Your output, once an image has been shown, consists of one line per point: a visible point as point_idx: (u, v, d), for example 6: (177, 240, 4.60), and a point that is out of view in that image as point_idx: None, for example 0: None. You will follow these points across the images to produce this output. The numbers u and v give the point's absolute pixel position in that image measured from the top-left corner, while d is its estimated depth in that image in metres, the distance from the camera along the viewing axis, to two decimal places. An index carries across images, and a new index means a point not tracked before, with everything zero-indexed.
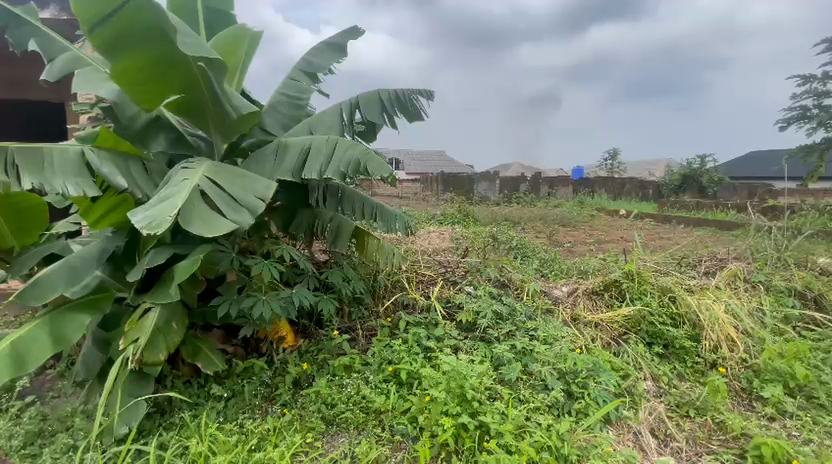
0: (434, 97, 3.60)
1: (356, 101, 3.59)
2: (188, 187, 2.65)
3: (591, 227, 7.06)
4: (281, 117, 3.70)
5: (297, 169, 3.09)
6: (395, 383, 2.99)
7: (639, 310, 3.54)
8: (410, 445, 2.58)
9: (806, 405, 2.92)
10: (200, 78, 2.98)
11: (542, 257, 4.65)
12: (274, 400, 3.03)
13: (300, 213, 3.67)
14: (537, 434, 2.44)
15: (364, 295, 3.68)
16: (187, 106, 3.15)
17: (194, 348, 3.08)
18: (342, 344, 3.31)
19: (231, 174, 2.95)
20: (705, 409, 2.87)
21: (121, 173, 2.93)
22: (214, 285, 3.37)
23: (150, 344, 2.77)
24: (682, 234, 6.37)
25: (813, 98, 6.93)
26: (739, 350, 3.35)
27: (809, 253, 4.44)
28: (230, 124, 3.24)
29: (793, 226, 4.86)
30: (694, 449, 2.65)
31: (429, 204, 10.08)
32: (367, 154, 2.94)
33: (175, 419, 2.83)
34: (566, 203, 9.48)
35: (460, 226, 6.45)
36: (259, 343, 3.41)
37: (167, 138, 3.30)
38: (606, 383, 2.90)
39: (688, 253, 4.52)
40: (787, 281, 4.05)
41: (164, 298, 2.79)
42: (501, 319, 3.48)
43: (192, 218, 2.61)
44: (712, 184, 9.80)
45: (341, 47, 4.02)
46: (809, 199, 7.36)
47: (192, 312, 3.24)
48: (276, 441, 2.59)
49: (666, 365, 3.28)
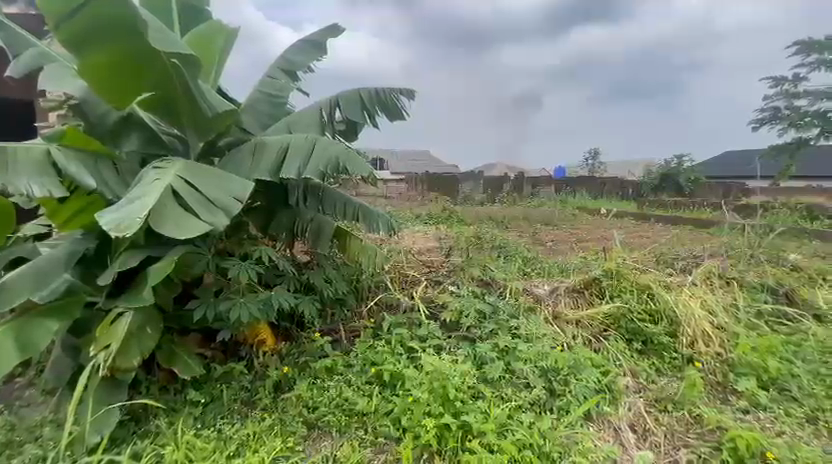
0: (415, 96, 3.56)
1: (336, 100, 3.55)
2: (159, 187, 2.57)
3: (573, 226, 7.13)
4: (260, 116, 3.65)
5: (275, 169, 3.03)
6: (379, 385, 2.95)
7: (618, 307, 3.59)
8: (393, 447, 2.55)
9: (779, 398, 3.02)
10: (174, 75, 2.89)
11: (524, 256, 4.67)
12: (254, 404, 2.96)
13: (280, 213, 3.61)
14: (520, 432, 2.45)
15: (347, 296, 3.64)
16: (163, 102, 3.05)
17: (171, 353, 3.01)
18: (324, 346, 3.29)
19: (206, 173, 2.88)
20: (683, 404, 2.93)
21: (89, 173, 2.84)
22: (190, 287, 3.28)
23: (124, 351, 2.68)
24: (661, 233, 6.47)
25: (785, 99, 7.13)
26: (715, 344, 3.41)
27: (780, 250, 4.57)
28: (207, 123, 3.13)
29: (763, 224, 5.02)
30: (672, 442, 2.70)
31: (412, 204, 10.02)
32: (347, 153, 2.91)
33: (150, 427, 2.73)
34: (548, 203, 9.54)
35: (443, 226, 6.43)
36: (239, 346, 3.35)
37: (139, 138, 3.21)
38: (587, 380, 2.94)
39: (666, 251, 4.60)
40: (761, 278, 4.16)
41: (138, 302, 2.69)
42: (484, 318, 3.48)
43: (164, 218, 2.55)
44: (689, 184, 9.81)
45: (319, 45, 3.96)
46: (781, 197, 7.58)
47: (168, 317, 3.16)
48: (256, 447, 2.52)
49: (646, 360, 3.32)
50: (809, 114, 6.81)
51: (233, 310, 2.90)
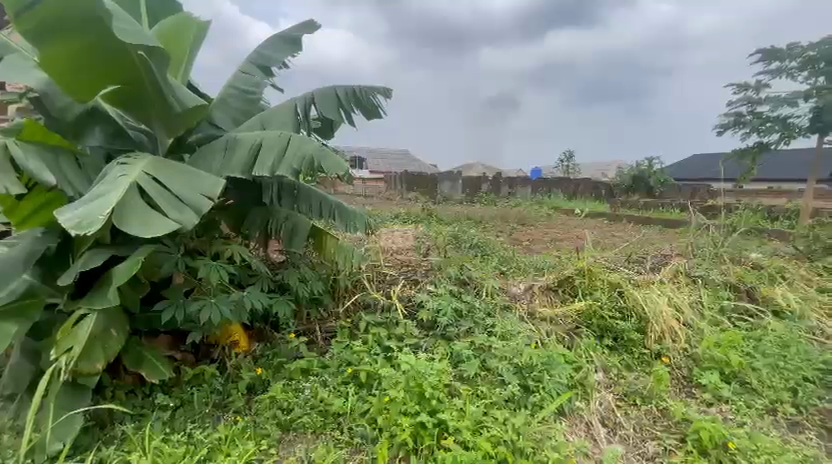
0: (392, 95, 3.53)
1: (311, 96, 3.49)
2: (123, 184, 2.49)
3: (549, 225, 7.29)
4: (233, 112, 3.58)
5: (248, 166, 2.97)
6: (355, 385, 2.93)
7: (591, 303, 3.68)
8: (369, 447, 2.53)
9: (740, 390, 3.15)
10: (141, 68, 2.80)
11: (501, 256, 4.73)
12: (226, 407, 2.89)
13: (253, 212, 3.56)
14: (495, 429, 2.48)
15: (323, 296, 3.59)
16: (129, 97, 2.97)
17: (137, 356, 2.91)
18: (299, 347, 3.25)
19: (176, 170, 2.80)
20: (651, 397, 3.02)
21: (50, 169, 2.70)
22: (159, 287, 3.19)
23: (86, 353, 2.57)
24: (633, 233, 6.67)
25: (747, 106, 6.22)
26: (681, 340, 3.54)
27: (742, 250, 4.78)
28: (174, 121, 3.05)
29: (727, 225, 5.27)
30: (639, 435, 2.78)
31: (393, 203, 10.03)
32: (321, 151, 2.86)
33: (115, 433, 2.63)
34: (524, 203, 9.73)
35: (422, 225, 6.44)
36: (211, 348, 3.29)
37: (103, 132, 3.14)
38: (560, 375, 3.00)
39: (637, 249, 4.75)
40: (724, 276, 4.32)
41: (103, 303, 2.59)
42: (460, 317, 3.50)
43: (129, 217, 2.47)
44: (659, 185, 9.97)
45: (295, 40, 3.90)
46: (744, 198, 7.90)
47: (135, 318, 3.05)
48: (228, 451, 2.45)
49: (616, 356, 3.42)
50: (769, 117, 5.92)
51: (203, 310, 2.83)
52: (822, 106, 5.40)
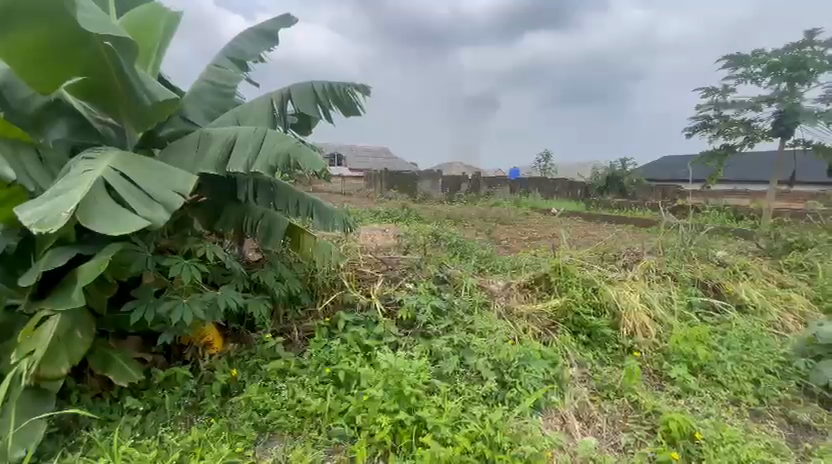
0: (371, 92, 3.50)
1: (288, 91, 3.42)
2: (89, 180, 2.39)
3: (527, 224, 7.41)
4: (206, 107, 3.50)
5: (222, 162, 2.90)
6: (333, 385, 2.90)
7: (566, 300, 3.76)
8: (347, 446, 2.52)
9: (707, 383, 3.29)
10: (108, 59, 2.70)
11: (479, 253, 4.77)
12: (199, 409, 2.83)
13: (229, 209, 3.48)
14: (473, 425, 2.50)
15: (301, 295, 3.56)
16: (94, 88, 2.85)
17: (105, 359, 2.80)
18: (276, 347, 3.20)
19: (146, 168, 2.71)
20: (623, 391, 3.11)
21: (10, 164, 2.57)
22: (128, 287, 3.08)
23: (51, 356, 2.46)
24: (606, 232, 6.83)
25: (714, 110, 6.35)
26: (651, 335, 3.63)
27: (710, 248, 4.95)
28: (140, 110, 2.93)
29: (695, 225, 5.51)
30: (612, 428, 2.87)
31: (373, 200, 10.00)
32: (298, 147, 2.81)
33: (81, 439, 2.52)
34: (503, 202, 9.88)
35: (402, 223, 6.46)
36: (183, 349, 3.19)
37: (68, 125, 3.03)
38: (537, 371, 3.06)
39: (611, 247, 4.87)
40: (692, 273, 4.47)
41: (67, 303, 2.48)
42: (439, 314, 3.52)
43: (96, 215, 2.38)
44: (632, 185, 10.17)
45: (272, 35, 3.85)
46: (711, 198, 8.21)
47: (102, 319, 2.93)
48: (202, 454, 2.39)
49: (590, 352, 3.50)
50: (734, 121, 6.14)
51: (175, 311, 2.74)
52: (784, 110, 5.56)
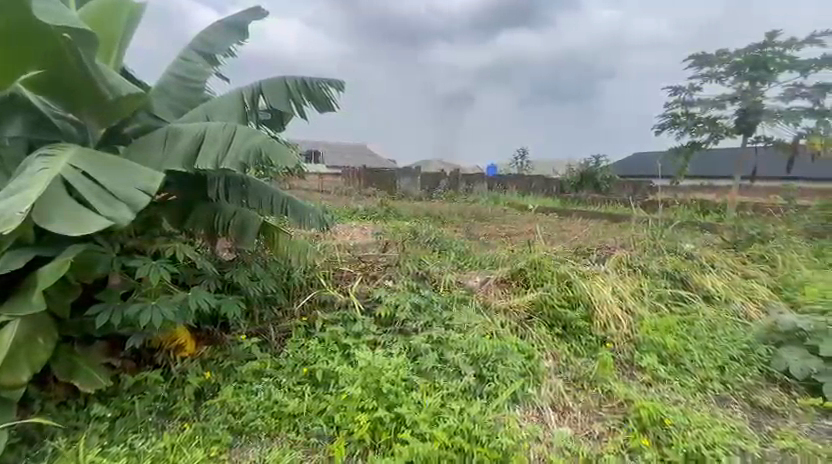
0: (345, 88, 3.42)
1: (259, 86, 3.36)
2: (46, 177, 2.28)
3: (503, 220, 7.49)
4: (174, 102, 3.40)
5: (190, 158, 2.82)
6: (310, 385, 2.88)
7: (541, 295, 3.85)
8: (325, 445, 2.49)
9: (676, 371, 3.41)
10: (67, 53, 2.57)
11: (458, 250, 4.80)
12: (172, 415, 2.74)
13: (199, 208, 3.39)
14: (452, 420, 2.50)
15: (276, 294, 3.51)
16: (53, 82, 2.73)
17: (69, 365, 2.68)
18: (252, 348, 3.14)
19: (108, 165, 2.61)
20: (597, 381, 3.19)
21: None
22: (93, 290, 2.95)
23: (9, 364, 2.34)
24: (581, 227, 7.01)
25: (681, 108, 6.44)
26: (624, 326, 3.71)
27: (678, 242, 5.11)
28: (103, 105, 2.84)
29: (664, 220, 5.71)
30: (587, 418, 2.93)
31: (351, 198, 9.88)
32: (270, 142, 2.77)
33: (45, 449, 2.42)
34: (481, 199, 9.93)
35: (381, 221, 6.43)
36: (153, 353, 3.08)
37: (25, 121, 2.78)
38: (513, 364, 3.11)
39: (584, 243, 5.00)
40: (661, 266, 4.62)
41: (26, 308, 2.37)
42: (418, 311, 3.53)
43: (54, 215, 2.30)
44: (605, 182, 10.53)
45: (242, 27, 3.75)
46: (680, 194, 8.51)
47: (65, 324, 2.80)
48: (174, 459, 2.34)
49: (566, 344, 3.57)
50: (700, 119, 6.24)
51: (143, 313, 2.65)
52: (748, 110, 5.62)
